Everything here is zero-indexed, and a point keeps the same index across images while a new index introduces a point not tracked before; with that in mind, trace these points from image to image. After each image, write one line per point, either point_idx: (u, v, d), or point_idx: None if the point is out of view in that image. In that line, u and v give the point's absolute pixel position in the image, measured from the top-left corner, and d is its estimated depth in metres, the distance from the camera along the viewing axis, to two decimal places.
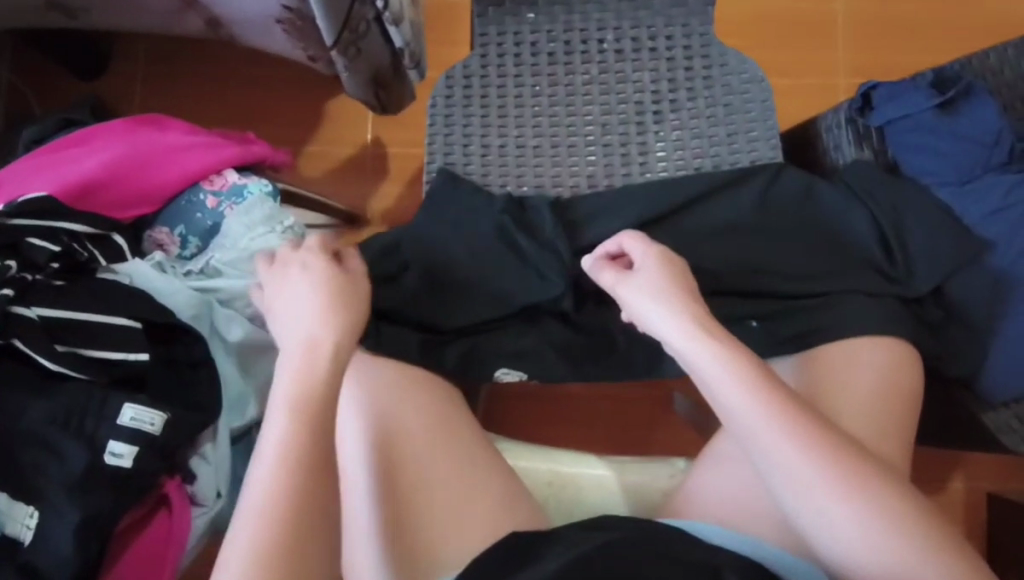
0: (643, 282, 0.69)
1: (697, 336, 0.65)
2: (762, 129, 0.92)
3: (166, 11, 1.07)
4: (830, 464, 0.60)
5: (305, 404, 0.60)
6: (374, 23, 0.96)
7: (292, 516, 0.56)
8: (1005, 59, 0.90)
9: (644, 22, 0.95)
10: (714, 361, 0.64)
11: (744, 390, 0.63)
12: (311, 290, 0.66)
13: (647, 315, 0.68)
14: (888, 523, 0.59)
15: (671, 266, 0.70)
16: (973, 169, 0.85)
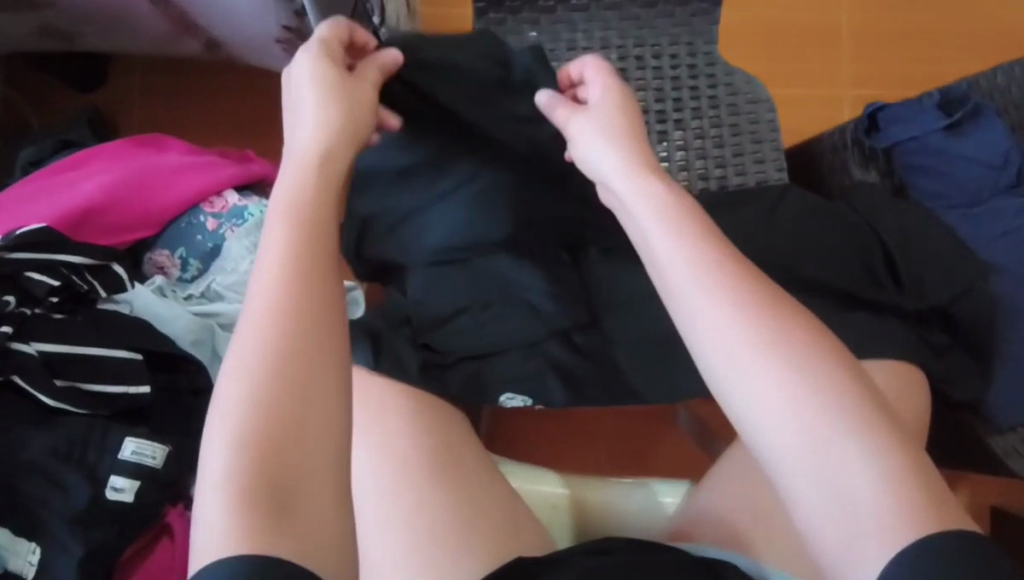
0: (595, 118, 0.64)
1: (633, 178, 0.59)
2: (768, 149, 0.92)
3: (163, 36, 1.06)
4: (800, 353, 0.48)
5: (292, 238, 0.50)
6: (373, 39, 0.97)
7: (288, 381, 0.45)
8: (1012, 77, 0.90)
9: (648, 41, 0.94)
10: (648, 200, 0.57)
11: (696, 262, 0.52)
12: (315, 84, 0.58)
13: (590, 151, 0.63)
14: (845, 430, 0.46)
15: (628, 109, 0.65)
16: (981, 192, 0.85)
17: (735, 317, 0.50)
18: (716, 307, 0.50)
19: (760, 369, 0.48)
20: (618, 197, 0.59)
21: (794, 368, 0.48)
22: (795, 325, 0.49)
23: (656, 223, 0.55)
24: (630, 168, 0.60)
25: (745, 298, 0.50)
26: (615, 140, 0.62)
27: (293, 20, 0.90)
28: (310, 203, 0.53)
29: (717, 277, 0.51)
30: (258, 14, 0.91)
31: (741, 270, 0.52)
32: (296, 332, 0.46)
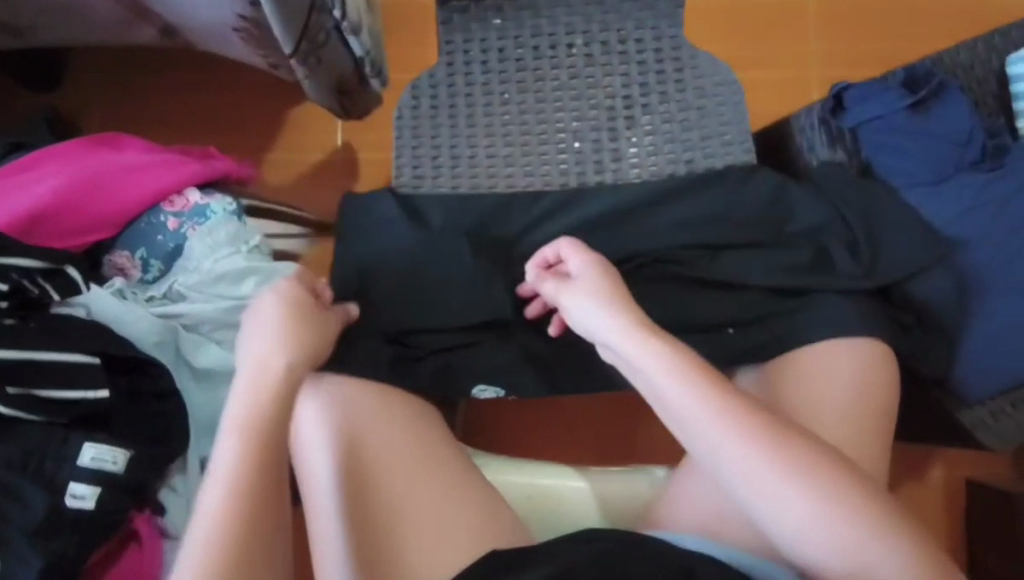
0: (577, 292, 0.72)
1: (641, 344, 0.66)
2: (736, 131, 0.90)
3: (117, 24, 1.03)
4: (803, 475, 0.59)
5: (244, 412, 0.64)
6: (335, 32, 0.93)
7: (242, 517, 0.59)
8: (975, 54, 0.90)
9: (613, 26, 0.93)
10: (659, 363, 0.65)
11: (705, 411, 0.63)
12: (275, 305, 0.69)
13: (587, 318, 0.70)
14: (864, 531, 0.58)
15: (608, 276, 0.72)
16: (946, 166, 0.85)
17: (727, 432, 0.61)
18: (702, 426, 0.63)
19: (749, 470, 0.60)
20: (616, 353, 0.68)
21: (779, 466, 0.60)
22: (773, 429, 0.61)
23: (671, 383, 0.64)
24: (631, 335, 0.67)
25: (732, 414, 0.62)
26: (607, 301, 0.70)
27: (248, 9, 0.88)
28: (273, 388, 0.65)
29: (696, 408, 0.63)
30: (211, 1, 0.89)
31: (722, 393, 0.63)
32: (251, 479, 0.61)
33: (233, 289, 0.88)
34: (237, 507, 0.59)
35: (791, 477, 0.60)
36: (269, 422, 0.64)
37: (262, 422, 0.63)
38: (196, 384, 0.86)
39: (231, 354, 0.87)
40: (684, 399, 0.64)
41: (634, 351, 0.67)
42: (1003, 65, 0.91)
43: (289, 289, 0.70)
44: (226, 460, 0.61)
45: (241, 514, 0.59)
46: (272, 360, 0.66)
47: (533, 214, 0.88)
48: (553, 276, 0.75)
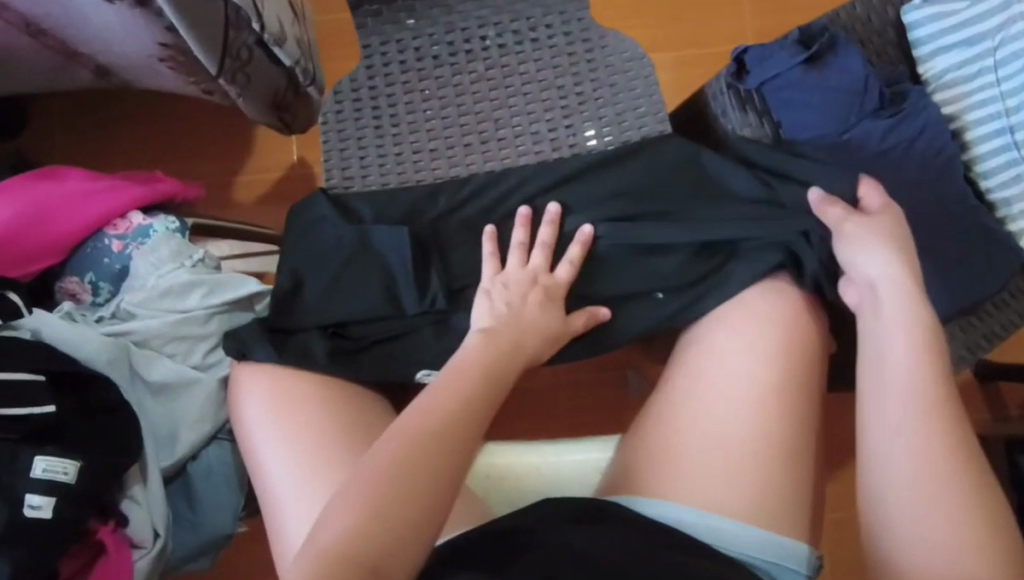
0: (873, 225, 0.80)
1: (904, 289, 0.75)
2: (648, 105, 0.95)
3: (52, 67, 1.07)
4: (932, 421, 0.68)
5: (443, 400, 0.67)
6: (257, 47, 0.97)
7: (381, 504, 0.59)
8: (870, 7, 0.95)
9: (523, 15, 0.97)
10: (908, 313, 0.74)
11: (914, 341, 0.72)
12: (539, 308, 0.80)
13: (867, 249, 0.78)
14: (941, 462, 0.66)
15: (897, 232, 0.80)
16: (848, 117, 0.88)
17: (930, 403, 0.69)
18: (899, 393, 0.70)
19: (907, 417, 0.69)
20: (875, 276, 0.77)
21: (942, 447, 0.67)
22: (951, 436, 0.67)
23: (908, 327, 0.73)
24: (903, 283, 0.76)
25: (926, 370, 0.71)
26: (883, 248, 0.78)
27: (167, 36, 0.91)
28: (448, 393, 0.68)
29: (918, 363, 0.71)
30: (131, 32, 0.92)
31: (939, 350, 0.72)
32: (413, 462, 0.62)
33: (181, 301, 0.92)
34: (382, 488, 0.60)
35: (947, 461, 0.66)
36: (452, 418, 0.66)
37: (432, 420, 0.65)
38: (153, 399, 0.89)
39: (183, 367, 0.90)
40: (918, 370, 0.71)
41: (892, 285, 0.76)
42: (899, 15, 0.95)
43: (538, 269, 0.83)
44: (392, 445, 0.63)
45: (383, 498, 0.59)
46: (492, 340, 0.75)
47: (459, 199, 0.92)
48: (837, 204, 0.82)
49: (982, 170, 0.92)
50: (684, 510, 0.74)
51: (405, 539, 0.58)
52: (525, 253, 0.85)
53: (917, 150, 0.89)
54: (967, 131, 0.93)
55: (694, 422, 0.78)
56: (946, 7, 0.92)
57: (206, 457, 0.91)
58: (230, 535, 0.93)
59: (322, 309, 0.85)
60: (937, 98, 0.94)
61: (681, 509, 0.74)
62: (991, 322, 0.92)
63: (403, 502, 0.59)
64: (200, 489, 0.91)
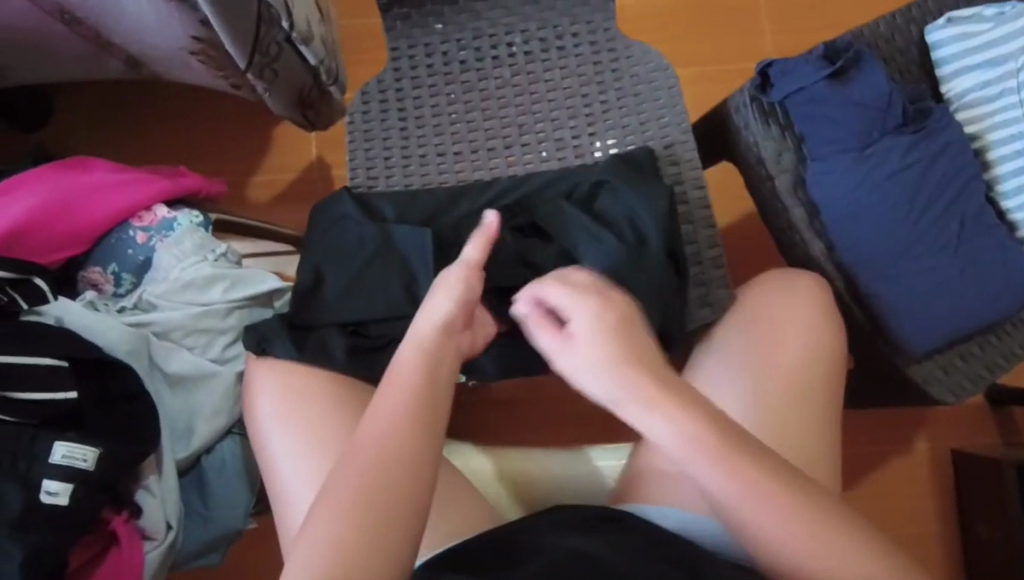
0: (579, 349, 0.63)
1: (655, 409, 0.62)
2: (672, 115, 0.95)
3: (84, 56, 1.09)
4: (737, 471, 0.61)
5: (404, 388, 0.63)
6: (286, 45, 0.98)
7: (371, 513, 0.57)
8: (895, 25, 0.95)
9: (550, 23, 0.98)
10: (619, 377, 0.63)
11: (640, 401, 0.62)
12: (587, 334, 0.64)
13: (589, 373, 0.63)
14: (767, 501, 0.61)
15: (623, 330, 0.64)
16: (872, 132, 0.89)
17: (689, 443, 0.62)
18: (688, 447, 0.62)
19: (717, 477, 0.61)
20: (595, 382, 0.63)
21: (766, 490, 0.61)
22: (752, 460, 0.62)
23: (626, 393, 0.63)
24: (609, 361, 0.62)
25: (662, 411, 0.62)
26: (597, 358, 0.63)
27: (201, 30, 0.93)
28: (422, 377, 0.63)
29: (686, 424, 0.62)
30: (165, 23, 0.94)
31: (680, 401, 0.63)
32: (385, 461, 0.59)
33: (202, 294, 0.92)
34: (361, 498, 0.58)
35: (748, 481, 0.61)
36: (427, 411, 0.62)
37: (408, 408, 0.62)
38: (170, 391, 0.89)
39: (203, 360, 0.90)
40: (658, 424, 0.62)
41: (632, 406, 0.63)
42: (922, 34, 0.96)
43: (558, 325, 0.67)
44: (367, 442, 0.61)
45: (371, 512, 0.57)
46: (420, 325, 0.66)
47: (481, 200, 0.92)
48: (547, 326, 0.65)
49: (1002, 189, 0.93)
50: (684, 514, 0.75)
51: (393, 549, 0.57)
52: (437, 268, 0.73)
53: (938, 167, 0.89)
54: (990, 149, 0.93)
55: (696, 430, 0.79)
56: (969, 27, 0.93)
57: (220, 452, 0.91)
58: (240, 531, 0.93)
59: (343, 306, 0.86)
60: (959, 117, 0.94)
61: (687, 514, 0.75)
62: (1006, 342, 0.93)
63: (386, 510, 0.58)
64: (212, 483, 0.91)
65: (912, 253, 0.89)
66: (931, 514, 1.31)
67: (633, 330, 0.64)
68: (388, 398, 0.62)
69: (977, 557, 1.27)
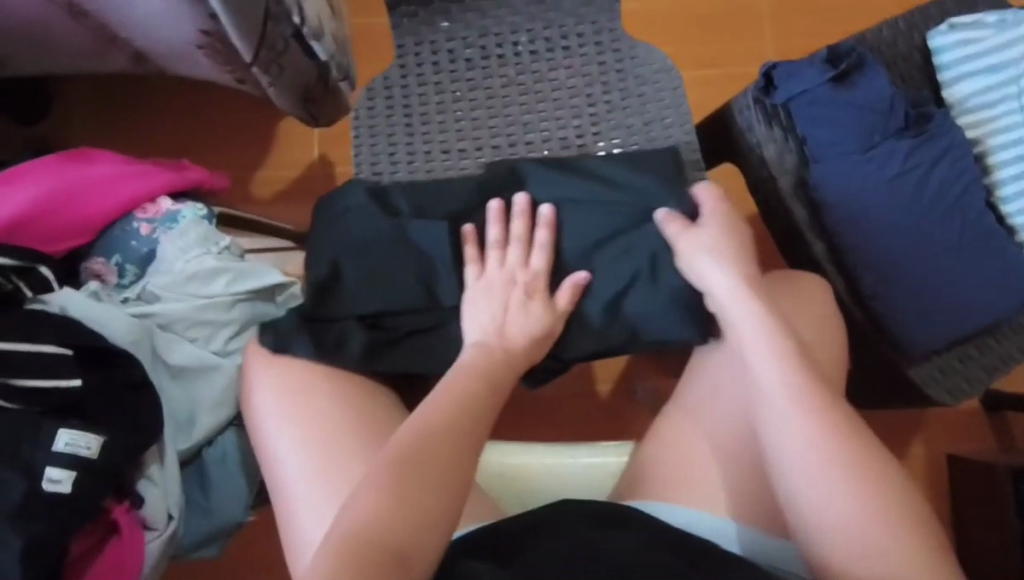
0: (698, 238, 0.81)
1: (784, 356, 0.70)
2: (675, 115, 0.96)
3: (88, 51, 1.09)
4: (838, 431, 0.66)
5: (449, 393, 0.71)
6: (293, 40, 0.98)
7: (388, 502, 0.62)
8: (897, 30, 0.96)
9: (555, 23, 0.99)
10: (751, 322, 0.73)
11: (769, 349, 0.71)
12: (716, 234, 0.81)
13: (705, 270, 0.79)
14: (846, 469, 0.64)
15: (738, 243, 0.80)
16: (873, 136, 0.90)
17: (785, 393, 0.68)
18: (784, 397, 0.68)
19: (809, 432, 0.66)
20: (737, 316, 0.74)
21: (845, 459, 0.64)
22: (824, 410, 0.67)
23: (764, 345, 0.72)
24: (775, 345, 0.71)
25: (792, 369, 0.69)
26: (723, 255, 0.79)
27: (210, 23, 0.94)
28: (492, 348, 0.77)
29: (802, 389, 0.68)
30: (172, 16, 0.95)
31: (803, 369, 0.70)
32: (422, 446, 0.65)
33: (205, 286, 0.93)
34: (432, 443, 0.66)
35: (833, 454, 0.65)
36: (490, 392, 0.73)
37: (445, 430, 0.67)
38: (171, 381, 0.89)
39: (204, 352, 0.90)
40: (774, 370, 0.70)
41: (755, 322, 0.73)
42: (925, 40, 0.97)
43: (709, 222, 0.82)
44: (435, 404, 0.70)
45: (393, 504, 0.61)
46: (518, 325, 0.80)
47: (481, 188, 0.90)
48: (676, 221, 0.83)
49: (1003, 194, 0.94)
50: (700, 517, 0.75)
51: (413, 543, 0.60)
52: (504, 254, 0.85)
53: (937, 172, 0.90)
54: (990, 154, 0.94)
55: (700, 436, 0.79)
56: (970, 33, 0.94)
57: (221, 444, 0.91)
58: (240, 523, 0.93)
59: (360, 300, 0.84)
60: (960, 122, 0.96)
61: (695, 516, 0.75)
62: (1007, 345, 0.92)
63: (411, 523, 0.61)
64: (213, 475, 0.91)
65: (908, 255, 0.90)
66: None
67: (750, 256, 0.79)
68: (450, 374, 0.74)
69: (971, 561, 1.27)
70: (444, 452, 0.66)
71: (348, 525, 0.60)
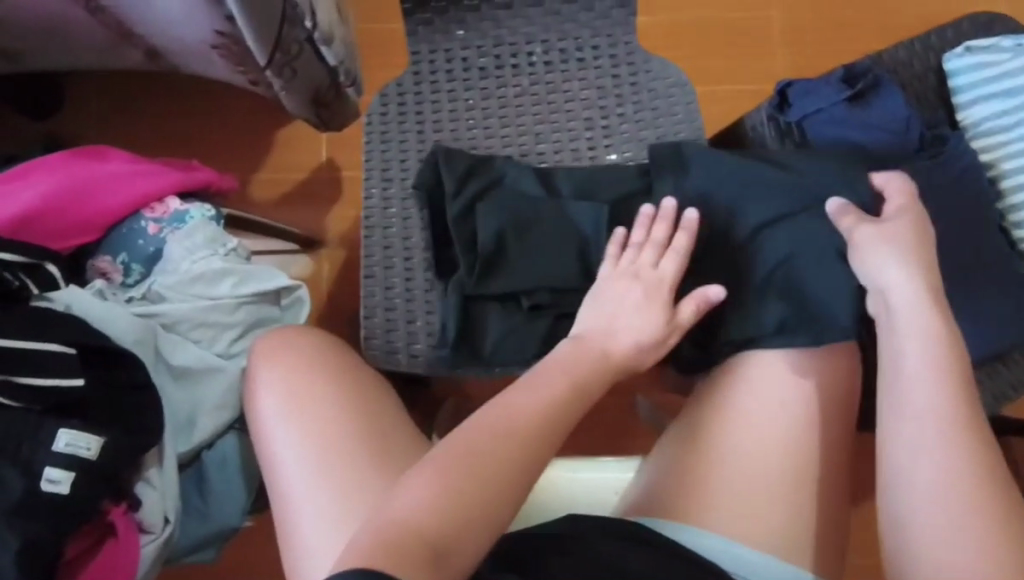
0: (889, 234, 0.77)
1: (945, 373, 0.71)
2: (688, 130, 0.96)
3: (102, 47, 1.09)
4: (966, 464, 0.67)
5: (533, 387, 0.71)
6: (308, 44, 0.97)
7: (447, 499, 0.61)
8: (912, 52, 0.97)
9: (570, 34, 0.99)
10: (930, 333, 0.72)
11: (929, 367, 0.71)
12: (904, 233, 0.77)
13: (881, 265, 0.76)
14: (981, 508, 0.65)
15: (920, 240, 0.77)
16: (888, 156, 0.91)
17: (945, 417, 0.69)
18: (915, 427, 0.70)
19: (931, 464, 0.68)
20: (895, 320, 0.74)
21: (966, 492, 0.66)
22: (966, 443, 0.68)
23: (924, 359, 0.72)
24: (939, 362, 0.71)
25: (947, 390, 0.70)
26: (905, 257, 0.75)
27: (225, 25, 0.94)
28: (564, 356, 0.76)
29: (946, 417, 0.69)
30: (189, 15, 0.95)
31: (962, 395, 0.70)
32: (488, 444, 0.65)
33: (211, 288, 0.92)
34: (514, 448, 0.65)
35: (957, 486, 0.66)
36: (579, 396, 0.72)
37: (512, 429, 0.67)
38: (174, 383, 0.88)
39: (207, 353, 0.89)
40: (934, 390, 0.70)
41: (931, 335, 0.72)
42: (940, 62, 0.97)
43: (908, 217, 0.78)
44: (513, 398, 0.69)
45: (451, 501, 0.61)
46: (625, 337, 0.76)
47: (482, 177, 0.89)
48: (852, 213, 0.79)
49: (1015, 220, 0.93)
50: (714, 538, 0.72)
51: (458, 542, 0.59)
52: (639, 253, 0.80)
53: (950, 195, 0.90)
54: (1004, 178, 0.94)
55: (745, 443, 0.76)
56: (987, 57, 0.94)
57: (221, 447, 0.90)
58: (236, 528, 0.92)
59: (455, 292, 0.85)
60: (976, 146, 0.95)
61: (708, 535, 0.72)
62: (1017, 370, 0.92)
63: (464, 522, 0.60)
64: (211, 478, 0.90)
65: None
66: None
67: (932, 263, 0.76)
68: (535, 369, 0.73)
69: None
70: (506, 455, 0.65)
71: (408, 514, 0.59)
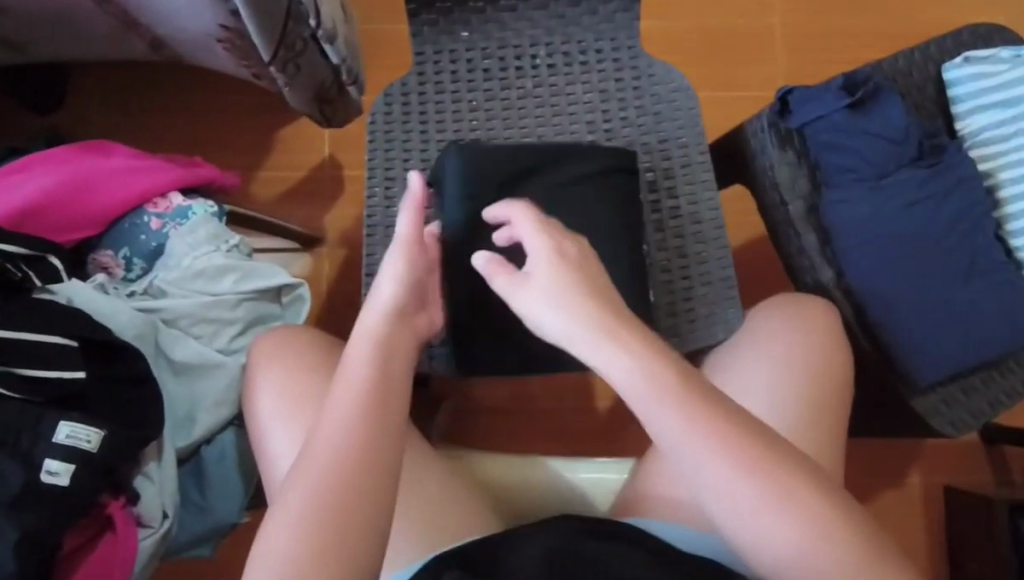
0: (532, 286, 0.67)
1: (666, 402, 0.61)
2: (690, 134, 0.96)
3: (106, 36, 1.10)
4: (743, 474, 0.60)
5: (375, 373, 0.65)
6: (312, 41, 0.98)
7: (326, 520, 0.57)
8: (912, 61, 0.97)
9: (574, 37, 0.99)
10: (625, 358, 0.63)
11: (657, 394, 0.61)
12: (548, 265, 0.67)
13: (543, 316, 0.66)
14: (781, 500, 0.59)
15: (583, 265, 0.67)
16: (888, 165, 0.92)
17: (687, 440, 0.60)
18: (672, 435, 0.61)
19: (716, 473, 0.60)
20: (587, 356, 0.64)
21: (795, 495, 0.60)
22: (741, 444, 0.60)
23: (639, 379, 0.62)
24: (647, 387, 0.61)
25: (676, 403, 0.61)
26: (565, 294, 0.65)
27: (230, 19, 0.95)
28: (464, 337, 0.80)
29: (689, 432, 0.60)
30: (193, 6, 0.95)
31: (688, 408, 0.61)
32: (358, 446, 0.61)
33: (212, 284, 0.92)
34: (381, 454, 0.61)
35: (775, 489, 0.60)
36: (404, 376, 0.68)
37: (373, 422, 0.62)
38: (174, 378, 0.88)
39: (207, 349, 0.89)
40: (666, 412, 0.61)
41: (620, 366, 0.63)
42: (939, 71, 0.98)
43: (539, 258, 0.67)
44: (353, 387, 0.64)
45: (321, 526, 0.57)
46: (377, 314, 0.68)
47: None
48: (503, 269, 0.69)
49: (1012, 229, 0.95)
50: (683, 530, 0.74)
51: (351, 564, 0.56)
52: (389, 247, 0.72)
53: (948, 204, 0.91)
54: (1002, 188, 0.95)
55: None
56: (985, 67, 0.94)
57: (220, 443, 0.90)
58: (234, 525, 0.91)
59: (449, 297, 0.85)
60: (973, 155, 0.96)
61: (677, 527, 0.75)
62: (1010, 378, 0.93)
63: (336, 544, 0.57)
64: (210, 474, 0.90)
65: (919, 285, 0.90)
66: (923, 550, 1.32)
67: (592, 276, 0.67)
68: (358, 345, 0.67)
69: None
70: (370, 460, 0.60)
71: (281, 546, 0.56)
